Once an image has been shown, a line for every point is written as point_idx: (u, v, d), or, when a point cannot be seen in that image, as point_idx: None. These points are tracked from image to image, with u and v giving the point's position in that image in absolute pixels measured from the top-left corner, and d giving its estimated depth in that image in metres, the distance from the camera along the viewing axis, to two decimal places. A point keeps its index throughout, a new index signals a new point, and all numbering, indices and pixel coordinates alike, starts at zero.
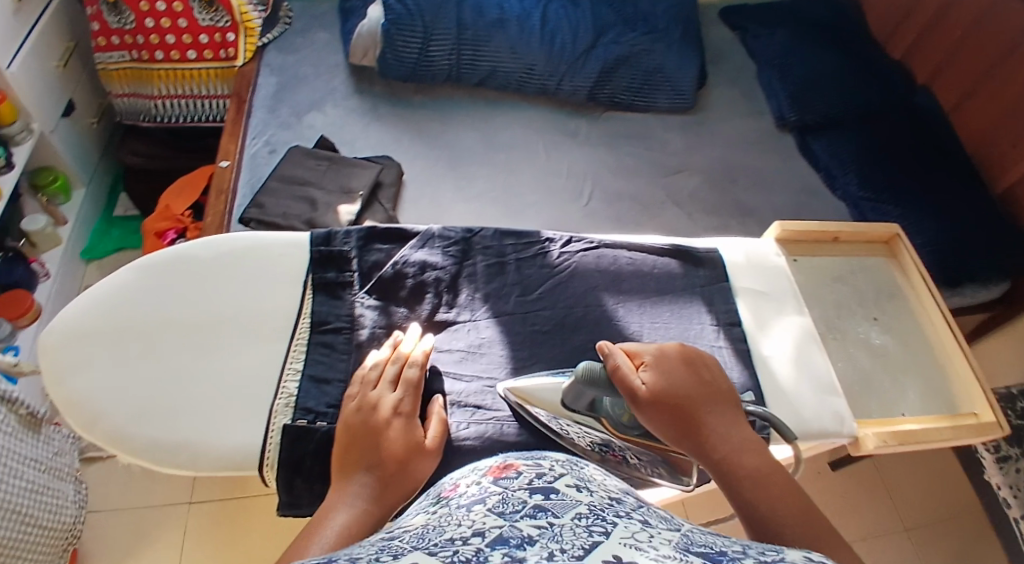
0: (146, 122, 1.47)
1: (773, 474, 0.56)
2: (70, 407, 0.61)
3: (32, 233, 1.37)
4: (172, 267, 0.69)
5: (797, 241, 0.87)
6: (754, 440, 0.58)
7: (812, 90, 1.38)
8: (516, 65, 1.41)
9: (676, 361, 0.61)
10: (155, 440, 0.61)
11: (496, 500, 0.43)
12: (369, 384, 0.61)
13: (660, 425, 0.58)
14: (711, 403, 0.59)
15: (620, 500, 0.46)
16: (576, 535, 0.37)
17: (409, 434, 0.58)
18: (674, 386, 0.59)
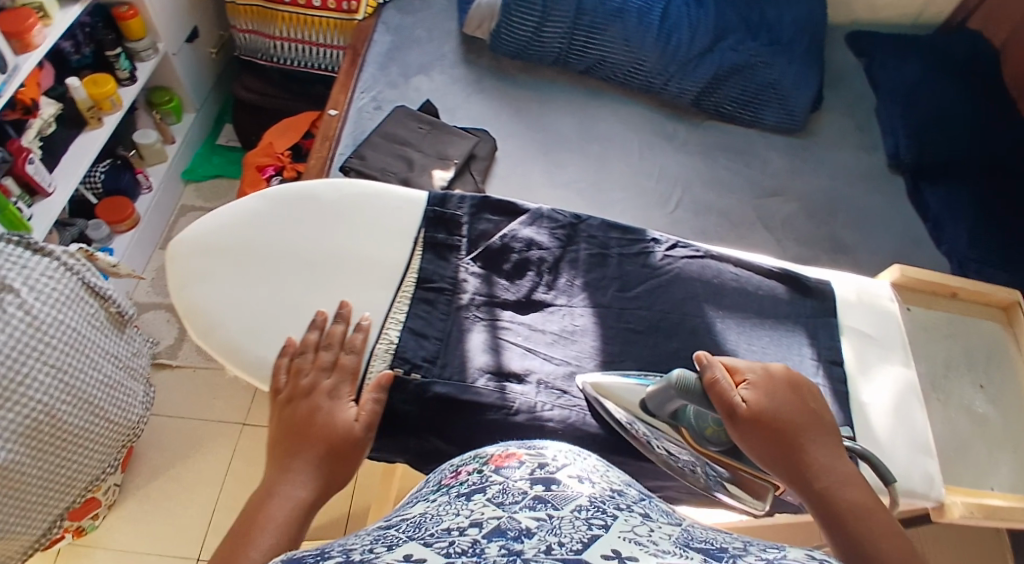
0: (263, 60, 1.54)
1: (875, 510, 0.53)
2: (191, 312, 0.66)
3: (141, 146, 1.45)
4: (298, 201, 0.73)
5: (915, 290, 0.86)
6: (854, 473, 0.56)
7: (933, 137, 1.36)
8: (626, 59, 1.38)
9: (779, 383, 0.60)
10: (261, 358, 0.65)
11: (496, 489, 0.42)
12: (301, 371, 0.61)
13: (755, 444, 0.57)
14: (811, 430, 0.58)
15: (623, 493, 0.44)
16: (574, 529, 0.35)
17: (343, 412, 0.58)
18: (774, 407, 0.58)
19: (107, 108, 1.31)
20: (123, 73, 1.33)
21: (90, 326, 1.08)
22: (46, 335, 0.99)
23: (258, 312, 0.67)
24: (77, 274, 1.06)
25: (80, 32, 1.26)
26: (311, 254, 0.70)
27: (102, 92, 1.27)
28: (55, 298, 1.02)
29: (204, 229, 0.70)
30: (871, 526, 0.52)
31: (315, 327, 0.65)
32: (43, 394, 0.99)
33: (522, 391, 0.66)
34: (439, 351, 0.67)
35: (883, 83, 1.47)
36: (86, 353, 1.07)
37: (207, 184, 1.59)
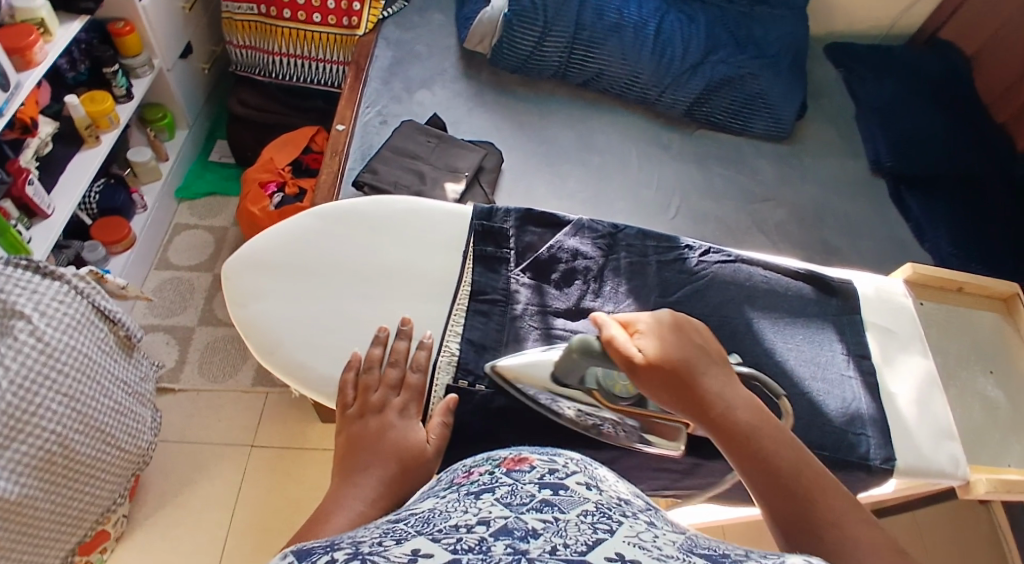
0: (262, 76, 1.55)
1: (773, 435, 0.55)
2: (257, 330, 0.70)
3: (137, 164, 1.46)
4: (349, 219, 0.77)
5: (925, 285, 0.90)
6: (746, 400, 0.58)
7: (914, 145, 1.43)
8: (624, 72, 1.41)
9: (667, 328, 0.61)
10: (327, 374, 0.68)
11: (504, 490, 0.44)
12: (370, 388, 0.64)
13: (652, 391, 0.59)
14: (704, 366, 0.59)
15: (629, 500, 0.47)
16: (580, 531, 0.37)
17: (412, 432, 0.62)
18: (667, 351, 0.59)
19: (105, 126, 1.31)
20: (120, 91, 1.33)
21: (99, 351, 1.04)
22: (57, 361, 0.96)
23: (314, 328, 0.70)
24: (86, 297, 1.02)
25: (76, 49, 1.28)
26: (361, 270, 0.73)
27: (100, 109, 1.27)
28: (67, 324, 0.98)
29: (259, 248, 0.74)
30: (771, 452, 0.54)
31: (379, 342, 0.67)
32: (56, 423, 0.95)
33: None
34: (499, 362, 0.69)
35: (860, 96, 1.55)
36: (96, 379, 1.03)
37: (201, 201, 1.61)
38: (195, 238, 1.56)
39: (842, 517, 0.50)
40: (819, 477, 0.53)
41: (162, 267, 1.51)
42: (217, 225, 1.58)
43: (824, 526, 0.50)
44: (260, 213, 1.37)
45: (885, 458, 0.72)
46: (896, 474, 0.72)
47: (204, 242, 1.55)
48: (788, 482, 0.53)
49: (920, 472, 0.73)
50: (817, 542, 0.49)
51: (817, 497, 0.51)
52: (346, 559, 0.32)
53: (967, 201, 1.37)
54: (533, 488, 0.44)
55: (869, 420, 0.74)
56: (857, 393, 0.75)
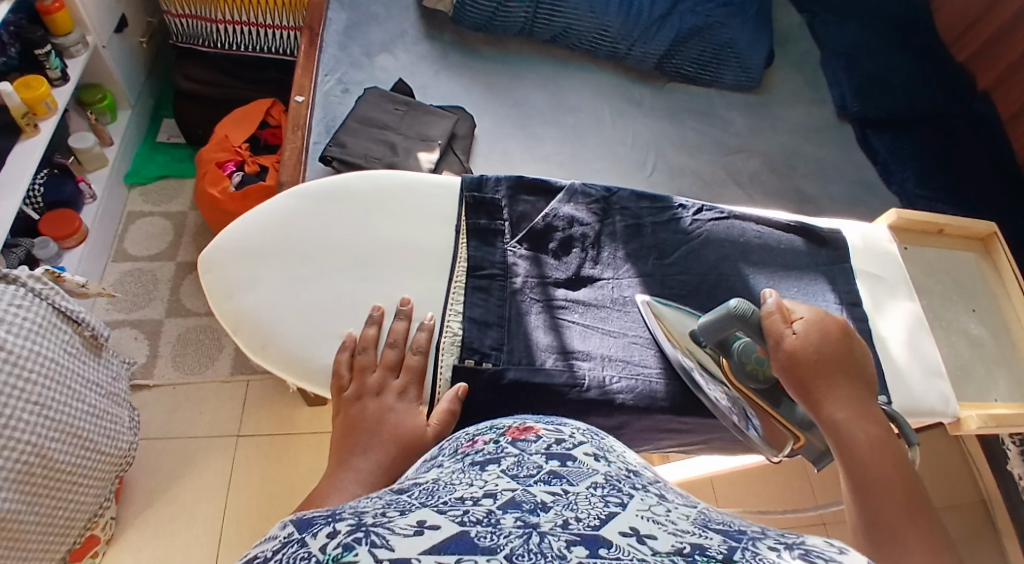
0: (207, 47, 1.45)
1: (890, 457, 0.55)
2: (247, 324, 0.66)
3: (80, 151, 1.36)
4: (332, 197, 0.73)
5: (907, 229, 0.91)
6: (879, 421, 0.58)
7: (882, 87, 1.42)
8: (592, 26, 1.36)
9: (833, 327, 0.62)
10: (329, 364, 0.65)
11: (511, 462, 0.41)
12: (367, 369, 0.63)
13: (788, 373, 0.61)
14: (847, 373, 0.60)
15: (638, 474, 0.44)
16: (590, 505, 0.35)
17: (414, 416, 0.60)
18: (820, 345, 0.61)
19: (42, 113, 1.22)
20: (54, 73, 1.24)
21: (66, 354, 0.98)
22: (23, 370, 0.89)
23: (308, 317, 0.66)
24: (46, 299, 0.95)
25: (5, 32, 1.18)
26: (350, 252, 0.70)
27: (35, 96, 1.18)
28: (28, 330, 0.91)
29: (239, 236, 0.70)
30: (881, 471, 0.54)
31: (373, 322, 0.66)
32: (30, 434, 0.90)
33: (590, 366, 0.69)
34: (503, 339, 0.68)
35: (824, 40, 1.53)
36: (68, 385, 0.97)
37: (154, 185, 1.53)
38: (153, 225, 1.48)
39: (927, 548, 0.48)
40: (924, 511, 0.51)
41: (120, 258, 1.43)
42: (175, 210, 1.50)
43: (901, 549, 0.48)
44: (221, 195, 1.30)
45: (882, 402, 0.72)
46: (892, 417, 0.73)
47: (162, 230, 1.47)
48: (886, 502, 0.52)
49: (913, 413, 0.74)
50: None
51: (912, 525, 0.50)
52: (348, 530, 0.29)
53: (934, 141, 1.38)
54: (540, 460, 0.42)
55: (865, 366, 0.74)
56: (852, 339, 0.76)
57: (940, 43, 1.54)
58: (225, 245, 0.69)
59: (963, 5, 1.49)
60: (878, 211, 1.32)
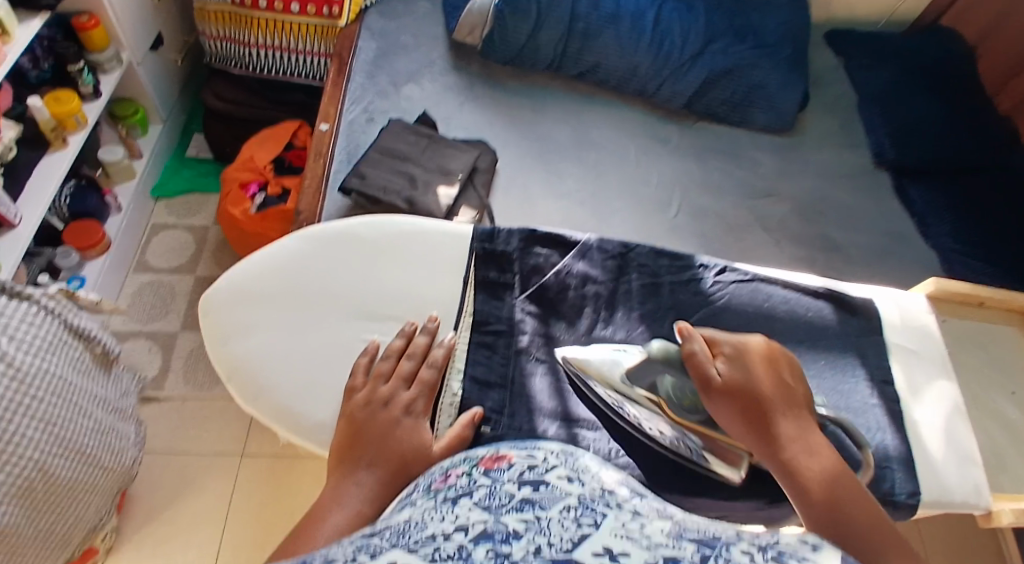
0: (238, 68, 1.46)
1: (839, 478, 0.57)
2: (248, 368, 0.70)
3: (109, 164, 1.38)
4: (341, 242, 0.77)
5: (944, 300, 0.89)
6: (819, 442, 0.59)
7: (917, 136, 1.36)
8: (620, 64, 1.34)
9: (754, 358, 0.64)
10: (322, 416, 0.67)
11: (483, 493, 0.42)
12: (382, 377, 0.66)
13: (724, 410, 0.61)
14: (782, 400, 0.61)
15: (612, 492, 0.44)
16: (563, 530, 0.35)
17: (421, 432, 0.62)
18: (746, 378, 0.62)
19: (72, 127, 1.24)
20: (86, 89, 1.26)
21: (75, 370, 0.99)
22: (29, 390, 0.89)
23: (302, 365, 0.70)
24: (58, 316, 0.96)
25: (39, 45, 1.21)
26: (349, 301, 0.74)
27: (66, 110, 1.20)
28: (37, 347, 0.92)
29: (242, 281, 0.74)
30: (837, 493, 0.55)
31: (402, 335, 0.70)
32: (35, 450, 0.90)
33: (592, 435, 0.69)
34: (504, 401, 0.70)
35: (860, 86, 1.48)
36: (74, 401, 0.98)
37: (179, 199, 1.54)
38: (174, 239, 1.49)
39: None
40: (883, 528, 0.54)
41: (140, 270, 1.44)
42: (197, 224, 1.51)
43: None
44: (240, 215, 1.30)
45: (910, 493, 0.70)
46: (921, 509, 0.71)
47: (183, 243, 1.48)
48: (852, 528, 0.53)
49: (944, 504, 0.71)
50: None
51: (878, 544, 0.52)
52: None
53: (974, 194, 1.31)
54: (512, 487, 0.42)
55: (895, 452, 0.72)
56: (881, 422, 0.74)
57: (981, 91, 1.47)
58: (226, 290, 0.74)
59: (1005, 54, 1.43)
60: (912, 263, 1.24)
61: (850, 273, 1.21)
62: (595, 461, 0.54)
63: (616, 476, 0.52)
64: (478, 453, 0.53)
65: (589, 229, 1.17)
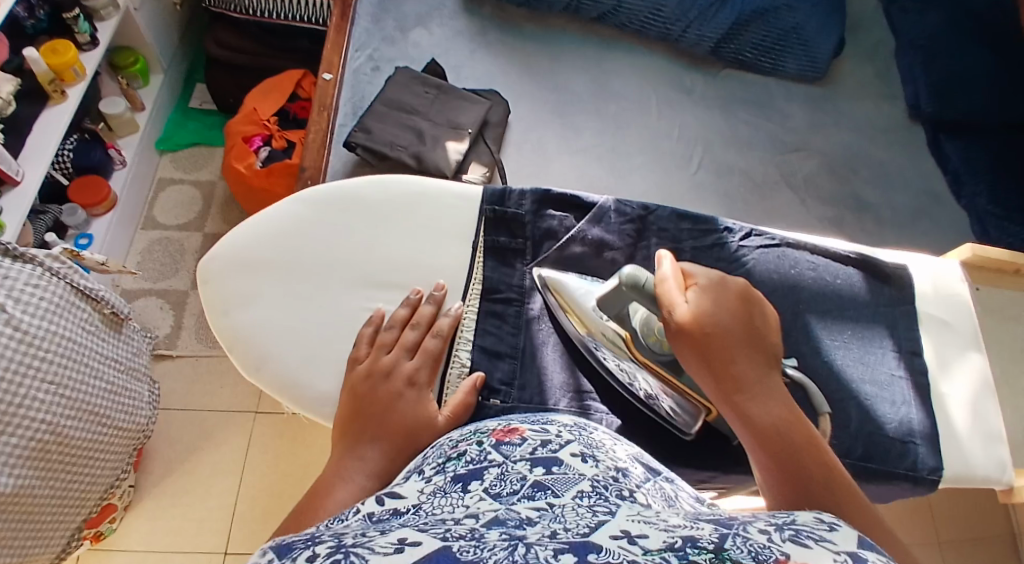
0: (237, 13, 1.40)
1: (799, 441, 0.49)
2: (249, 340, 0.68)
3: (111, 117, 1.34)
4: (342, 205, 0.74)
5: (980, 267, 0.84)
6: (784, 400, 0.51)
7: (961, 82, 1.26)
8: (642, 5, 1.26)
9: (727, 294, 0.55)
10: (325, 389, 0.66)
11: (493, 475, 0.39)
12: (384, 347, 0.65)
13: (683, 354, 0.53)
14: (749, 344, 0.53)
15: (627, 472, 0.42)
16: (579, 516, 0.31)
17: (425, 405, 0.61)
18: (712, 317, 0.53)
19: (70, 79, 1.19)
20: (83, 37, 1.21)
21: (85, 332, 0.98)
22: (39, 349, 0.89)
23: (304, 337, 0.68)
24: (64, 278, 0.95)
25: None
26: (350, 268, 0.71)
27: (63, 62, 1.16)
28: (45, 309, 0.91)
29: (239, 248, 0.71)
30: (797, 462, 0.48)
31: (406, 303, 0.68)
32: (46, 412, 0.90)
33: (605, 408, 0.68)
34: (514, 373, 0.68)
35: (901, 28, 1.38)
36: (86, 363, 0.97)
37: (185, 152, 1.50)
38: (182, 194, 1.46)
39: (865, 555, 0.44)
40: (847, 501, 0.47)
41: (149, 226, 1.42)
42: (204, 179, 1.48)
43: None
44: (246, 171, 1.26)
45: (932, 469, 0.69)
46: (943, 484, 0.70)
47: (191, 199, 1.46)
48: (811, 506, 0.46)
49: (965, 480, 0.70)
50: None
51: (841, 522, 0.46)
52: (327, 553, 0.26)
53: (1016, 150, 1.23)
54: (524, 468, 0.39)
55: (919, 428, 0.70)
56: (906, 395, 0.72)
57: None
58: (223, 257, 0.71)
59: None
60: (943, 225, 1.19)
61: (878, 234, 1.16)
62: (608, 437, 0.51)
63: (630, 452, 0.50)
64: (487, 426, 0.50)
65: (606, 187, 1.12)
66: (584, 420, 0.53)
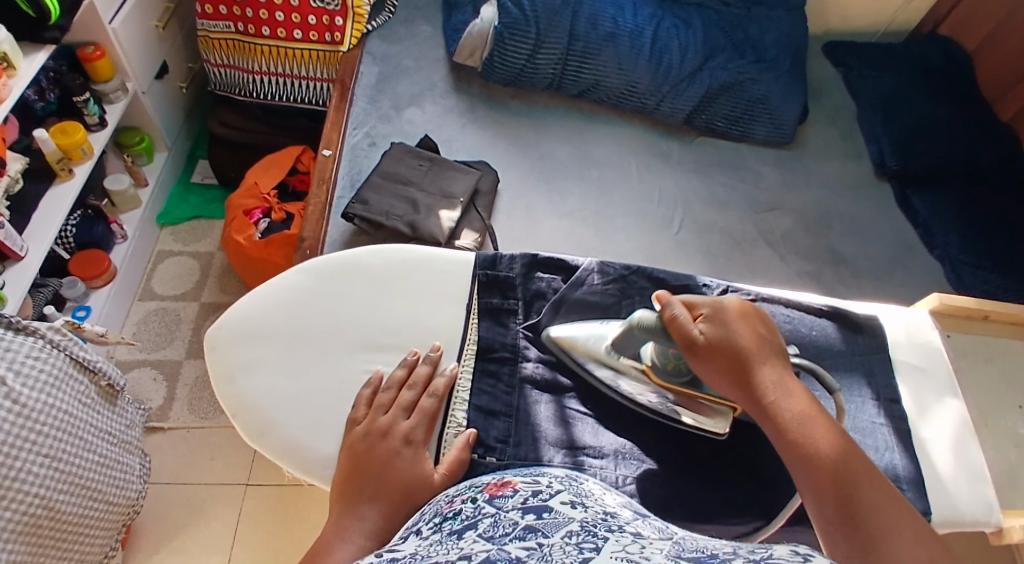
0: (242, 95, 1.47)
1: (819, 426, 0.58)
2: (251, 407, 0.70)
3: (115, 193, 1.39)
4: (342, 273, 0.78)
5: (949, 315, 0.89)
6: (800, 392, 0.61)
7: (920, 143, 1.35)
8: (619, 81, 1.34)
9: (733, 316, 0.65)
10: (326, 453, 0.68)
11: (487, 523, 0.41)
12: (382, 407, 0.67)
13: (707, 372, 0.63)
14: (760, 356, 0.62)
15: (615, 514, 0.44)
16: (566, 554, 0.34)
17: (421, 462, 0.63)
18: (727, 337, 0.63)
19: (78, 158, 1.25)
20: (92, 119, 1.28)
21: (81, 405, 0.99)
22: (35, 423, 0.90)
23: (306, 401, 0.70)
24: (63, 350, 0.97)
25: (45, 78, 1.22)
26: (354, 332, 0.74)
27: (71, 141, 1.22)
28: (43, 381, 0.93)
29: (244, 318, 0.75)
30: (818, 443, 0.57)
31: (404, 365, 0.71)
32: (39, 487, 0.90)
33: (599, 463, 0.69)
34: (509, 430, 0.70)
35: (862, 95, 1.46)
36: (79, 435, 0.98)
37: (185, 225, 1.55)
38: (180, 265, 1.50)
39: (882, 521, 0.54)
40: (863, 478, 0.56)
41: (146, 297, 1.45)
42: (202, 250, 1.52)
43: (869, 528, 0.54)
44: (246, 241, 1.31)
45: (921, 514, 0.70)
46: (933, 528, 0.71)
47: (189, 269, 1.49)
48: (834, 484, 0.55)
49: (955, 524, 0.71)
50: (861, 548, 0.53)
51: (859, 491, 0.55)
52: None
53: (980, 202, 1.30)
54: (516, 515, 0.41)
55: (904, 473, 0.72)
56: (888, 442, 0.74)
57: (982, 99, 1.46)
58: (229, 327, 0.74)
59: (1004, 62, 1.42)
60: (918, 276, 1.24)
61: (858, 287, 1.21)
62: (598, 488, 0.53)
63: (620, 501, 0.52)
64: (482, 481, 0.52)
65: (592, 248, 1.17)
66: (575, 475, 0.56)
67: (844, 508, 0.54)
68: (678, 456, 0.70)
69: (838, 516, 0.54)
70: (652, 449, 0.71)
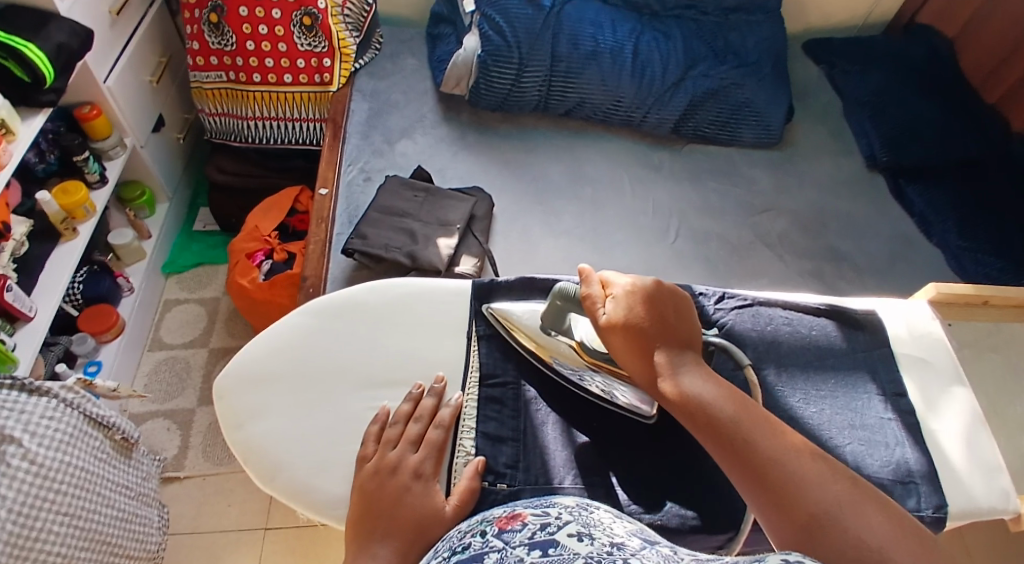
0: (237, 142, 1.49)
1: (729, 402, 0.58)
2: (259, 453, 0.71)
3: (118, 247, 1.42)
4: (342, 310, 0.79)
5: (949, 304, 0.89)
6: (707, 373, 0.61)
7: (908, 134, 1.35)
8: (605, 97, 1.36)
9: (639, 296, 0.65)
10: (335, 493, 0.68)
11: (493, 559, 0.42)
12: (390, 443, 0.68)
13: (617, 351, 0.65)
14: (665, 337, 0.63)
15: (622, 545, 0.44)
16: None
17: (431, 496, 0.63)
18: (631, 319, 0.64)
19: (80, 216, 1.28)
20: (92, 176, 1.31)
21: (97, 461, 1.00)
22: (53, 482, 0.91)
23: (314, 442, 0.71)
24: (77, 408, 0.98)
25: (43, 140, 1.25)
26: (356, 370, 0.75)
27: (74, 201, 1.24)
28: (58, 440, 0.94)
29: (249, 362, 0.76)
30: (727, 412, 0.57)
31: (409, 399, 0.71)
32: (60, 545, 0.91)
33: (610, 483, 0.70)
34: (518, 455, 0.71)
35: (846, 90, 1.48)
36: (97, 491, 0.98)
37: (189, 273, 1.58)
38: (187, 313, 1.52)
39: (800, 474, 0.52)
40: (775, 441, 0.54)
41: (156, 347, 1.47)
42: (209, 296, 1.55)
43: (782, 484, 0.51)
44: (250, 285, 1.33)
45: (937, 508, 0.70)
46: (950, 521, 0.70)
47: (196, 316, 1.51)
48: (747, 451, 0.54)
49: (973, 515, 0.71)
50: (782, 506, 0.50)
51: (770, 454, 0.53)
52: None
53: (973, 188, 1.30)
54: (522, 551, 0.42)
55: (916, 468, 0.72)
56: (898, 436, 0.74)
57: (967, 84, 1.46)
58: (234, 373, 0.75)
59: (984, 46, 1.43)
60: (920, 266, 1.24)
61: (860, 282, 1.21)
62: (610, 515, 0.53)
63: (630, 528, 0.51)
64: (492, 514, 0.53)
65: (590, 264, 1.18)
66: (586, 502, 0.55)
67: (757, 469, 0.53)
68: (686, 465, 0.71)
69: (755, 479, 0.52)
70: (665, 460, 0.71)
